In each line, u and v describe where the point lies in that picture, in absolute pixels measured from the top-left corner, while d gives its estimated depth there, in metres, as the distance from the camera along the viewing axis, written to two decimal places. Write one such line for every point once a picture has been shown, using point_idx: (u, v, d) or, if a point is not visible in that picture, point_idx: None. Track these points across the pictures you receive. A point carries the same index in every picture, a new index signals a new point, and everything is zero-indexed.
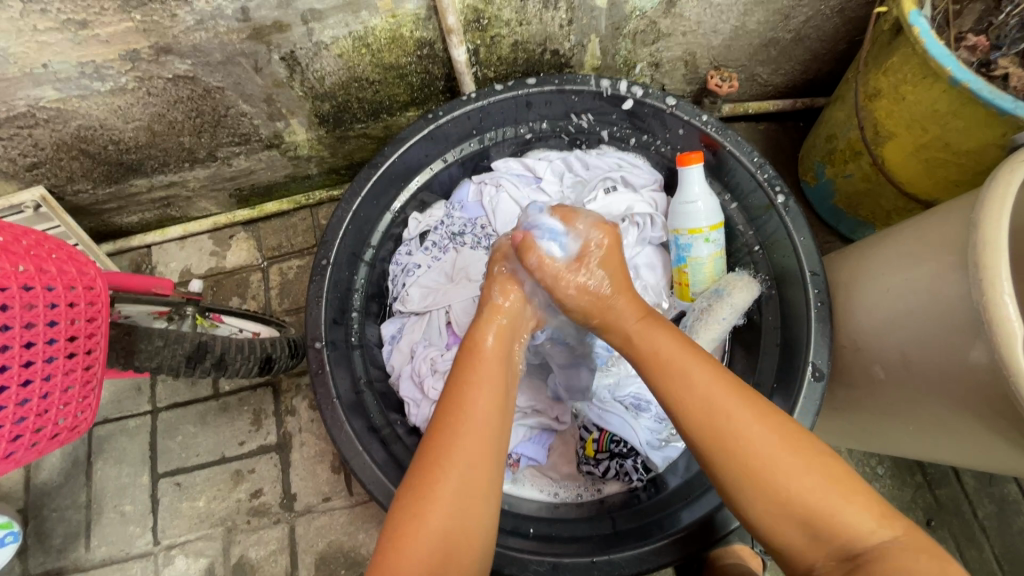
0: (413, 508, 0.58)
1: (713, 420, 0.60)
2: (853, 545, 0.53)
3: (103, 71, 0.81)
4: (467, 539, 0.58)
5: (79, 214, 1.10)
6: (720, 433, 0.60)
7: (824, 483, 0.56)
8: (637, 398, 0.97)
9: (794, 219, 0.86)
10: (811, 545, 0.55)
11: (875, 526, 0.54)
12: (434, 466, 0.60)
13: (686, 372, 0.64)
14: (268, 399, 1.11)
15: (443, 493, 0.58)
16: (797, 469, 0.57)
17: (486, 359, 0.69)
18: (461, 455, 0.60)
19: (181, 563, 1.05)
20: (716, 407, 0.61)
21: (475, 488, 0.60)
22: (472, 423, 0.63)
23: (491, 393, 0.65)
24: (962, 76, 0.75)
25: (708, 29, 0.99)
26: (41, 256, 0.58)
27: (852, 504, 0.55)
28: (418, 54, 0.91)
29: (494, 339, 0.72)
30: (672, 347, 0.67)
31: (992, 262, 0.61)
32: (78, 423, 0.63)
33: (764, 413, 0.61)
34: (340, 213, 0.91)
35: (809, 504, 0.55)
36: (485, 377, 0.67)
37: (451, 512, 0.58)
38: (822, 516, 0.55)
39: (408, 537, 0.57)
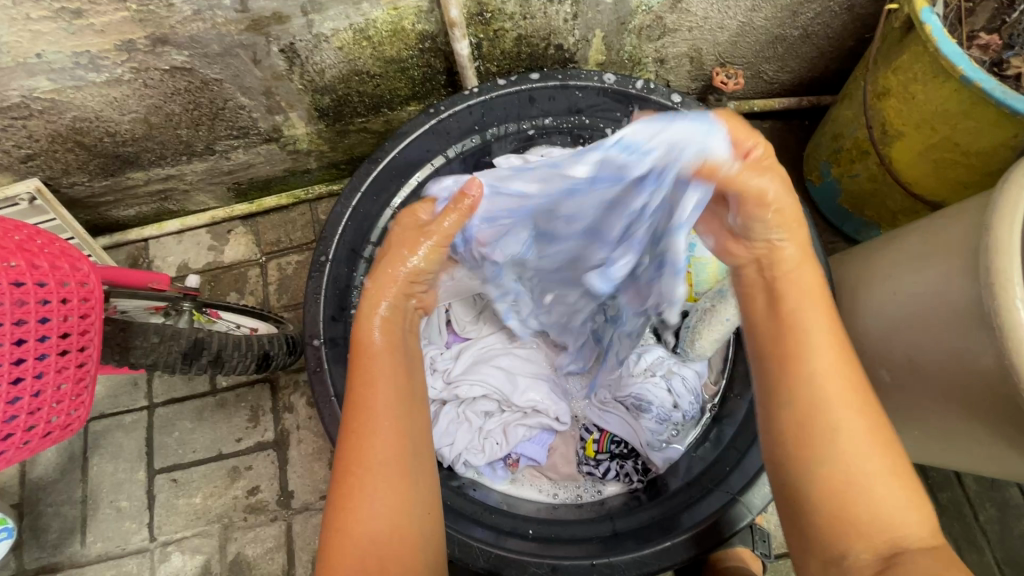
0: (337, 520, 0.55)
1: (818, 383, 0.54)
2: (891, 545, 0.49)
3: (98, 62, 0.80)
4: (400, 542, 0.55)
5: (74, 207, 1.09)
6: (817, 397, 0.53)
7: (890, 473, 0.51)
8: (639, 397, 0.94)
9: (800, 219, 0.84)
10: (854, 535, 0.50)
11: (918, 529, 0.50)
12: (348, 472, 0.57)
13: (806, 329, 0.56)
14: (265, 396, 1.10)
15: (365, 495, 0.55)
16: (873, 453, 0.52)
17: (376, 358, 0.63)
18: (376, 458, 0.57)
19: (177, 559, 1.04)
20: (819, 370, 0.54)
21: (398, 491, 0.56)
22: (379, 427, 0.58)
23: (391, 389, 0.61)
24: (973, 75, 0.74)
25: (713, 25, 0.97)
26: (33, 252, 0.57)
27: (910, 503, 0.51)
28: (420, 48, 0.89)
29: (382, 327, 0.65)
30: (807, 299, 0.58)
31: (1005, 267, 0.60)
32: (72, 421, 0.62)
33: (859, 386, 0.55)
34: (339, 209, 0.90)
35: (867, 492, 0.50)
36: (382, 376, 0.61)
37: (379, 515, 0.55)
38: (879, 507, 0.50)
39: (336, 552, 0.54)
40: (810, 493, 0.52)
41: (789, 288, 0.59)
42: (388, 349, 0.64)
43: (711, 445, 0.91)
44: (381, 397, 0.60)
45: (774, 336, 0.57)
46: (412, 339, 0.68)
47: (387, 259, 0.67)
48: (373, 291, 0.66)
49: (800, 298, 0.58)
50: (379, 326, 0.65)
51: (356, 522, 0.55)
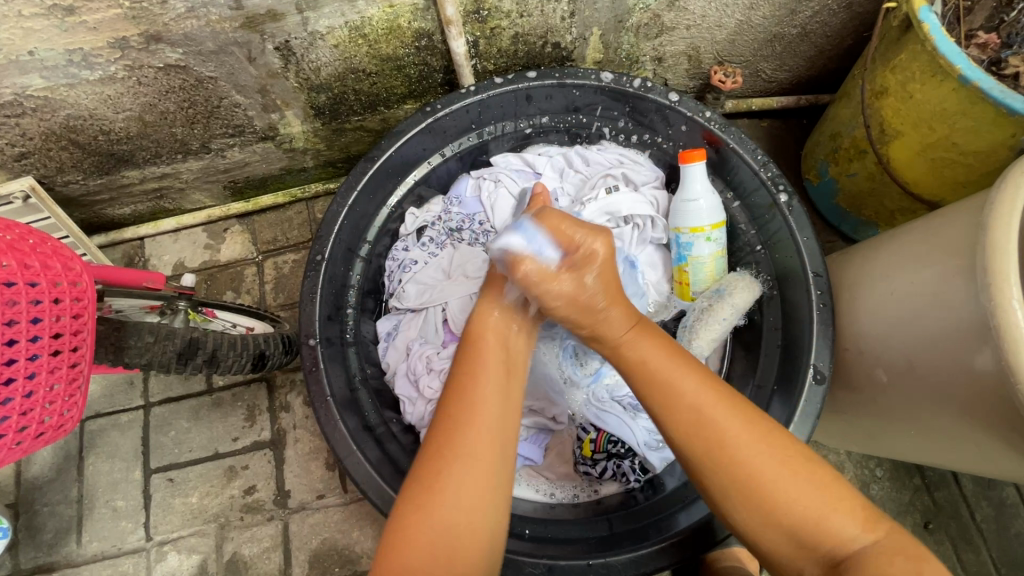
0: (420, 497, 0.58)
1: (708, 426, 0.61)
2: (836, 552, 0.55)
3: (91, 59, 0.79)
4: (470, 536, 0.57)
5: (69, 206, 1.09)
6: (710, 430, 0.61)
7: (809, 485, 0.57)
8: (635, 399, 0.96)
9: (798, 218, 0.84)
10: (794, 550, 0.56)
11: (859, 533, 0.55)
12: (438, 458, 0.60)
13: (676, 382, 0.63)
14: (262, 395, 1.10)
15: (449, 486, 0.58)
16: (784, 471, 0.58)
17: (487, 354, 0.67)
18: (469, 451, 0.59)
19: (174, 559, 1.04)
20: (701, 407, 0.62)
21: (479, 490, 0.58)
22: (475, 422, 0.61)
23: (496, 390, 0.64)
24: (972, 75, 0.73)
25: (711, 23, 0.97)
26: (24, 251, 0.57)
27: (839, 511, 0.56)
28: (417, 46, 0.89)
29: (498, 326, 0.69)
30: (657, 355, 0.66)
31: (1001, 267, 0.60)
32: (65, 421, 0.62)
33: (738, 405, 0.63)
34: (335, 208, 0.89)
35: (791, 507, 0.56)
36: (490, 372, 0.65)
37: (461, 505, 0.57)
38: (815, 525, 0.56)
39: (409, 531, 0.56)
40: (740, 521, 0.59)
41: (633, 348, 0.68)
42: (502, 354, 0.68)
43: None
44: (485, 393, 0.63)
45: (652, 395, 0.64)
46: (520, 341, 0.70)
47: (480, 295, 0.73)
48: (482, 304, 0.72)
49: (653, 356, 0.66)
50: (493, 335, 0.69)
51: (435, 510, 0.57)
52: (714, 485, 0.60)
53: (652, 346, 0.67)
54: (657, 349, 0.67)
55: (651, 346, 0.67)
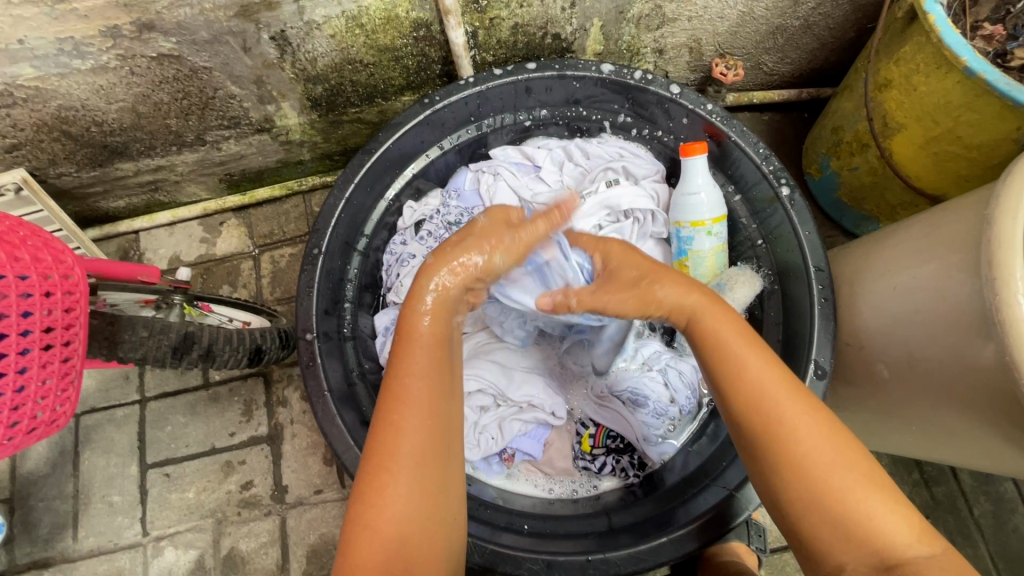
0: (366, 515, 0.55)
1: (772, 413, 0.55)
2: (887, 553, 0.50)
3: (82, 49, 0.78)
4: (424, 537, 0.55)
5: (62, 198, 1.07)
6: (774, 421, 0.55)
7: (867, 485, 0.53)
8: (635, 392, 0.92)
9: (800, 213, 0.84)
10: (846, 549, 0.52)
11: (910, 538, 0.51)
12: (380, 465, 0.56)
13: (740, 357, 0.58)
14: (259, 390, 1.09)
15: (390, 496, 0.55)
16: (843, 467, 0.53)
17: (421, 348, 0.60)
18: (404, 458, 0.56)
19: (170, 554, 1.03)
20: (767, 391, 0.56)
21: (426, 494, 0.56)
22: (408, 424, 0.57)
23: (432, 388, 0.59)
24: (978, 66, 0.72)
25: (713, 15, 0.96)
26: (15, 244, 0.56)
27: (891, 511, 0.52)
28: (414, 36, 0.88)
29: (432, 315, 0.62)
30: (731, 333, 0.60)
31: (1006, 262, 0.59)
32: (57, 417, 0.61)
33: (800, 391, 0.57)
34: (332, 201, 0.88)
35: (846, 502, 0.52)
36: (422, 371, 0.59)
37: (408, 513, 0.55)
38: (867, 524, 0.51)
39: (361, 546, 0.54)
40: (797, 514, 0.54)
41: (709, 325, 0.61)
42: (435, 339, 0.61)
43: (708, 439, 0.91)
44: (421, 393, 0.58)
45: (717, 372, 0.59)
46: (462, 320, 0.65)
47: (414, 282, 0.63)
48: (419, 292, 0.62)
49: (727, 336, 0.60)
50: (427, 321, 0.61)
51: (381, 521, 0.54)
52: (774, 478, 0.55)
53: (728, 324, 0.61)
54: (734, 328, 0.60)
55: (728, 325, 0.61)
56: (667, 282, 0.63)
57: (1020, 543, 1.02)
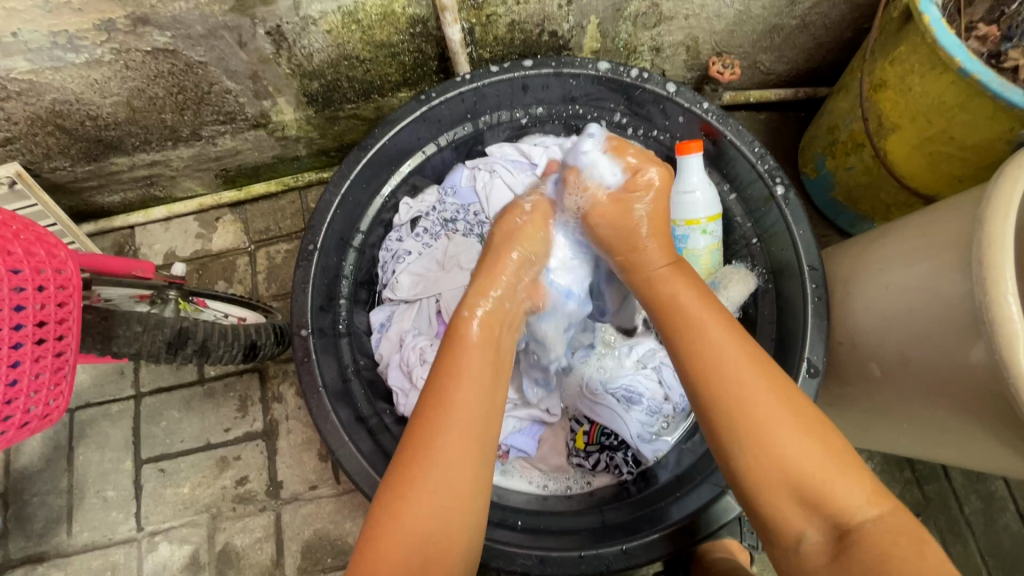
0: (395, 508, 0.56)
1: (720, 379, 0.59)
2: (838, 518, 0.53)
3: (76, 42, 0.78)
4: (449, 528, 0.56)
5: (58, 193, 1.07)
6: (722, 383, 0.59)
7: (815, 448, 0.55)
8: (629, 389, 0.93)
9: (794, 212, 0.84)
10: (796, 514, 0.55)
11: (863, 502, 0.53)
12: (414, 458, 0.58)
13: (703, 325, 0.63)
14: (254, 385, 1.09)
15: (420, 492, 0.56)
16: (794, 431, 0.56)
17: (470, 351, 0.65)
18: (443, 450, 0.58)
19: (165, 549, 1.03)
20: (724, 352, 0.61)
21: (456, 497, 0.57)
22: (451, 423, 0.59)
23: (474, 391, 0.62)
24: (972, 67, 0.73)
25: (710, 13, 0.96)
26: (7, 238, 0.56)
27: (846, 479, 0.54)
28: (411, 32, 0.87)
29: (480, 327, 0.68)
30: (690, 296, 0.67)
31: (996, 261, 0.60)
32: (50, 411, 0.61)
33: (755, 357, 0.61)
34: (328, 197, 0.88)
35: (799, 467, 0.54)
36: (468, 373, 0.63)
37: (433, 510, 0.56)
38: (819, 489, 0.54)
39: (385, 535, 0.55)
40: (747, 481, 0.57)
41: (669, 287, 0.69)
42: (483, 348, 0.66)
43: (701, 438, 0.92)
44: (467, 397, 0.61)
45: (675, 339, 0.64)
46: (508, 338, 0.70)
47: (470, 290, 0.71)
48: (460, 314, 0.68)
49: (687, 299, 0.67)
50: (476, 330, 0.67)
51: (406, 513, 0.56)
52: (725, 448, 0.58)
53: (687, 288, 0.68)
54: (694, 291, 0.68)
55: (687, 288, 0.68)
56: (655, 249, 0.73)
57: (1010, 541, 1.02)
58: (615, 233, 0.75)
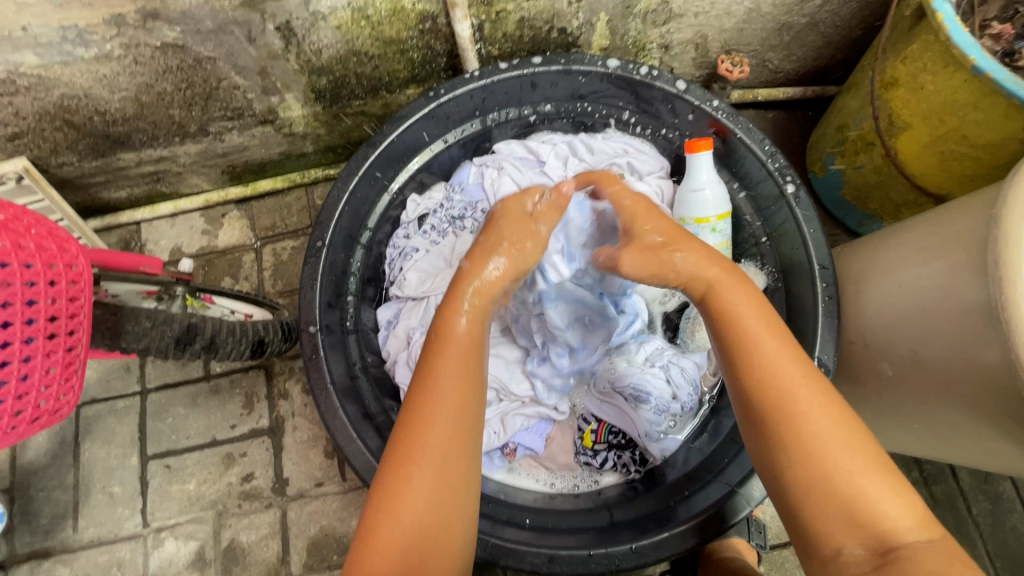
0: (387, 503, 0.55)
1: (776, 388, 0.56)
2: (886, 537, 0.50)
3: (86, 36, 0.77)
4: (444, 523, 0.55)
5: (64, 188, 1.07)
6: (784, 404, 0.55)
7: (868, 467, 0.52)
8: (637, 388, 0.91)
9: (804, 210, 0.84)
10: (846, 535, 0.51)
11: (910, 524, 0.51)
12: (404, 456, 0.56)
13: (756, 335, 0.58)
14: (260, 382, 1.09)
15: (414, 486, 0.55)
16: (847, 446, 0.53)
17: (457, 344, 0.62)
18: (433, 447, 0.56)
19: (171, 545, 1.03)
20: (783, 376, 0.56)
21: (445, 491, 0.56)
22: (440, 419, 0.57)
23: (461, 382, 0.59)
24: (986, 65, 0.72)
25: (720, 11, 0.96)
26: (19, 232, 0.56)
27: (893, 496, 0.52)
28: (420, 29, 0.87)
29: (468, 317, 0.64)
30: (747, 307, 0.60)
31: (1012, 261, 0.59)
32: (61, 406, 0.60)
33: (808, 366, 0.57)
34: (335, 193, 0.88)
35: (851, 485, 0.52)
36: (453, 366, 0.60)
37: (428, 505, 0.55)
38: (865, 505, 0.51)
39: (377, 536, 0.54)
40: (798, 492, 0.54)
41: (719, 294, 0.62)
42: (469, 341, 0.63)
43: (709, 437, 0.92)
44: (453, 390, 0.59)
45: (726, 346, 0.59)
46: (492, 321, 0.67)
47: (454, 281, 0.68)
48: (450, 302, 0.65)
49: (749, 312, 0.60)
50: (464, 321, 0.64)
51: (401, 510, 0.54)
52: (777, 454, 0.55)
53: (747, 310, 0.60)
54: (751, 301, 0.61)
55: (742, 294, 0.61)
56: (687, 251, 0.65)
57: (1017, 542, 1.02)
58: (645, 262, 0.66)
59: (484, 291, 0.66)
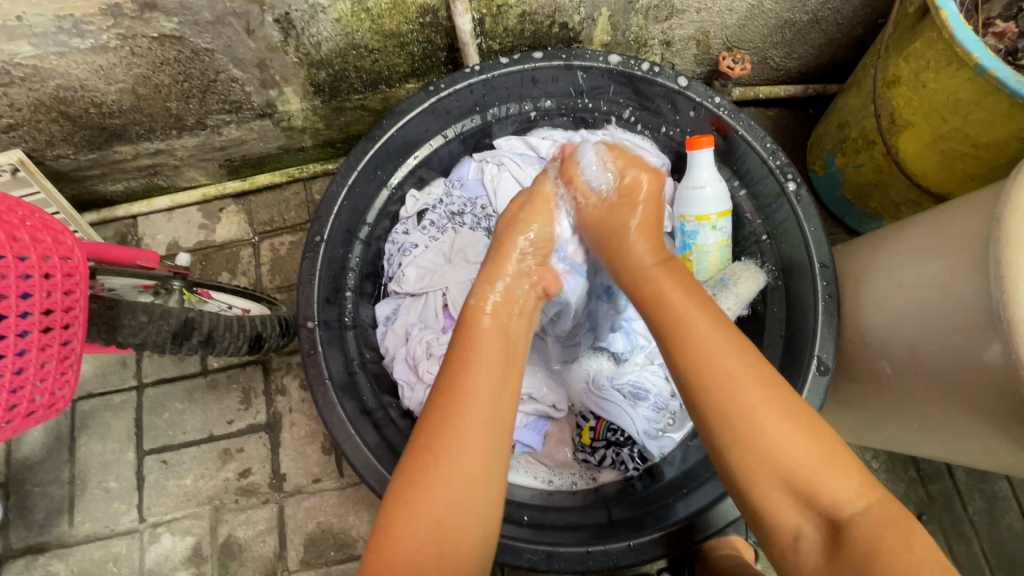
0: (407, 493, 0.56)
1: (704, 369, 0.60)
2: (832, 511, 0.54)
3: (82, 27, 0.76)
4: (466, 517, 0.56)
5: (60, 181, 1.06)
6: (718, 385, 0.59)
7: (813, 451, 0.56)
8: (636, 385, 0.95)
9: (805, 208, 0.83)
10: (794, 508, 0.56)
11: (853, 496, 0.54)
12: (430, 444, 0.58)
13: (690, 321, 0.63)
14: (258, 377, 1.09)
15: (437, 476, 0.56)
16: (785, 426, 0.57)
17: (484, 337, 0.65)
18: (459, 437, 0.58)
19: (167, 541, 1.03)
20: (715, 361, 0.60)
21: (468, 485, 0.56)
22: (466, 410, 0.59)
23: (488, 375, 0.62)
24: (989, 64, 0.72)
25: (722, 7, 0.95)
26: (13, 224, 0.55)
27: (835, 473, 0.55)
28: (421, 22, 0.86)
29: (493, 317, 0.67)
30: (684, 303, 0.65)
31: (1013, 260, 0.59)
32: (56, 400, 0.60)
33: (746, 352, 0.61)
34: (334, 188, 0.87)
35: (793, 466, 0.55)
36: (483, 356, 0.63)
37: (450, 496, 0.56)
38: (809, 481, 0.55)
39: (400, 522, 0.55)
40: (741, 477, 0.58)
41: (654, 285, 0.69)
42: (495, 334, 0.66)
43: None
44: (482, 383, 0.61)
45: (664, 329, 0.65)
46: (521, 327, 0.69)
47: (479, 280, 0.71)
48: (482, 284, 0.70)
49: (674, 294, 0.67)
50: (489, 321, 0.67)
51: (422, 500, 0.55)
52: (716, 438, 0.59)
53: (674, 286, 0.68)
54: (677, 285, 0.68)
55: (675, 288, 0.67)
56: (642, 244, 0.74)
57: (1013, 541, 1.02)
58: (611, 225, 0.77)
59: (492, 279, 0.71)
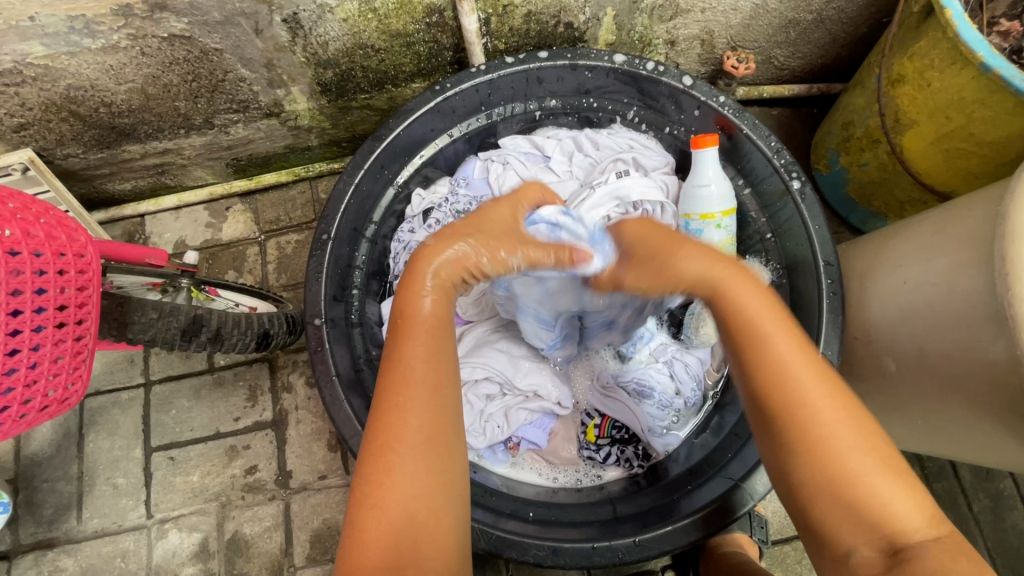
0: (370, 495, 0.54)
1: (779, 376, 0.54)
2: (895, 538, 0.50)
3: (93, 27, 0.77)
4: (429, 511, 0.55)
5: (69, 179, 1.07)
6: (791, 393, 0.53)
7: (882, 471, 0.52)
8: (641, 382, 0.93)
9: (810, 207, 0.84)
10: (853, 532, 0.51)
11: (921, 523, 0.51)
12: (383, 449, 0.55)
13: (764, 331, 0.55)
14: (264, 375, 1.09)
15: (393, 478, 0.54)
16: (856, 443, 0.52)
17: (422, 330, 0.59)
18: (407, 440, 0.55)
19: (175, 537, 1.04)
20: (790, 373, 0.54)
21: (424, 481, 0.55)
22: (412, 409, 0.56)
23: (428, 371, 0.57)
24: (994, 62, 0.72)
25: (727, 7, 0.95)
26: (28, 220, 0.56)
27: (908, 499, 0.51)
28: (427, 22, 0.87)
29: (433, 298, 0.61)
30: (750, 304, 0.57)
31: (1017, 256, 0.59)
32: (69, 395, 0.61)
33: (815, 362, 0.55)
34: (341, 186, 0.88)
35: (862, 489, 0.51)
36: (423, 351, 0.58)
37: (411, 496, 0.54)
38: (875, 505, 0.51)
39: (367, 523, 0.53)
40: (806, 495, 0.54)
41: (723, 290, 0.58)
42: (437, 323, 0.60)
43: (712, 433, 0.92)
44: (422, 378, 0.57)
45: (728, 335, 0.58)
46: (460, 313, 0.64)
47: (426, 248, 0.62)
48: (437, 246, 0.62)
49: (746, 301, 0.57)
50: (429, 303, 0.60)
51: (384, 501, 0.54)
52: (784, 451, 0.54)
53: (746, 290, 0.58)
54: (757, 299, 0.57)
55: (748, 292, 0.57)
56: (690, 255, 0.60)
57: (1017, 539, 1.03)
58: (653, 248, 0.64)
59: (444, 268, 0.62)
